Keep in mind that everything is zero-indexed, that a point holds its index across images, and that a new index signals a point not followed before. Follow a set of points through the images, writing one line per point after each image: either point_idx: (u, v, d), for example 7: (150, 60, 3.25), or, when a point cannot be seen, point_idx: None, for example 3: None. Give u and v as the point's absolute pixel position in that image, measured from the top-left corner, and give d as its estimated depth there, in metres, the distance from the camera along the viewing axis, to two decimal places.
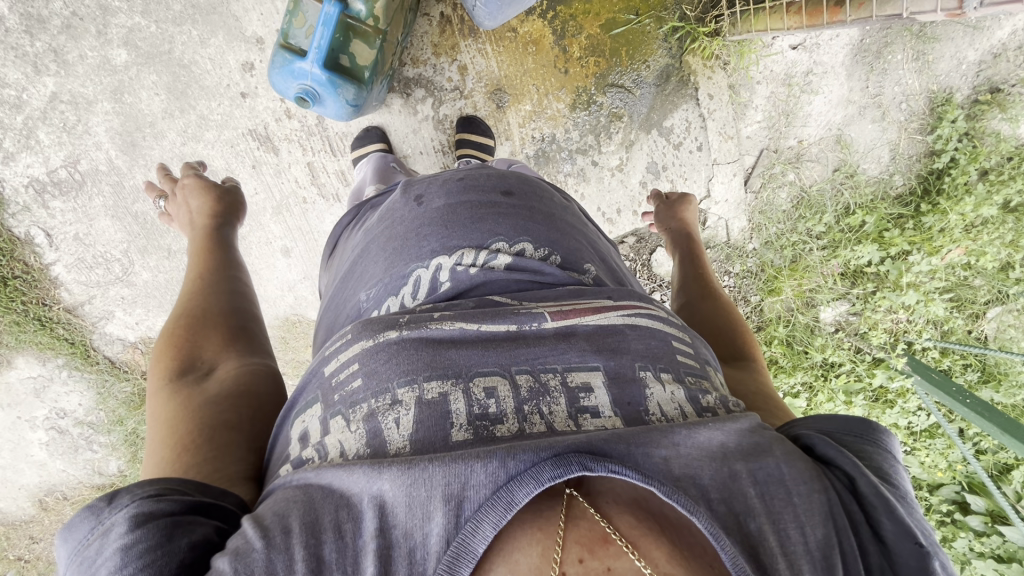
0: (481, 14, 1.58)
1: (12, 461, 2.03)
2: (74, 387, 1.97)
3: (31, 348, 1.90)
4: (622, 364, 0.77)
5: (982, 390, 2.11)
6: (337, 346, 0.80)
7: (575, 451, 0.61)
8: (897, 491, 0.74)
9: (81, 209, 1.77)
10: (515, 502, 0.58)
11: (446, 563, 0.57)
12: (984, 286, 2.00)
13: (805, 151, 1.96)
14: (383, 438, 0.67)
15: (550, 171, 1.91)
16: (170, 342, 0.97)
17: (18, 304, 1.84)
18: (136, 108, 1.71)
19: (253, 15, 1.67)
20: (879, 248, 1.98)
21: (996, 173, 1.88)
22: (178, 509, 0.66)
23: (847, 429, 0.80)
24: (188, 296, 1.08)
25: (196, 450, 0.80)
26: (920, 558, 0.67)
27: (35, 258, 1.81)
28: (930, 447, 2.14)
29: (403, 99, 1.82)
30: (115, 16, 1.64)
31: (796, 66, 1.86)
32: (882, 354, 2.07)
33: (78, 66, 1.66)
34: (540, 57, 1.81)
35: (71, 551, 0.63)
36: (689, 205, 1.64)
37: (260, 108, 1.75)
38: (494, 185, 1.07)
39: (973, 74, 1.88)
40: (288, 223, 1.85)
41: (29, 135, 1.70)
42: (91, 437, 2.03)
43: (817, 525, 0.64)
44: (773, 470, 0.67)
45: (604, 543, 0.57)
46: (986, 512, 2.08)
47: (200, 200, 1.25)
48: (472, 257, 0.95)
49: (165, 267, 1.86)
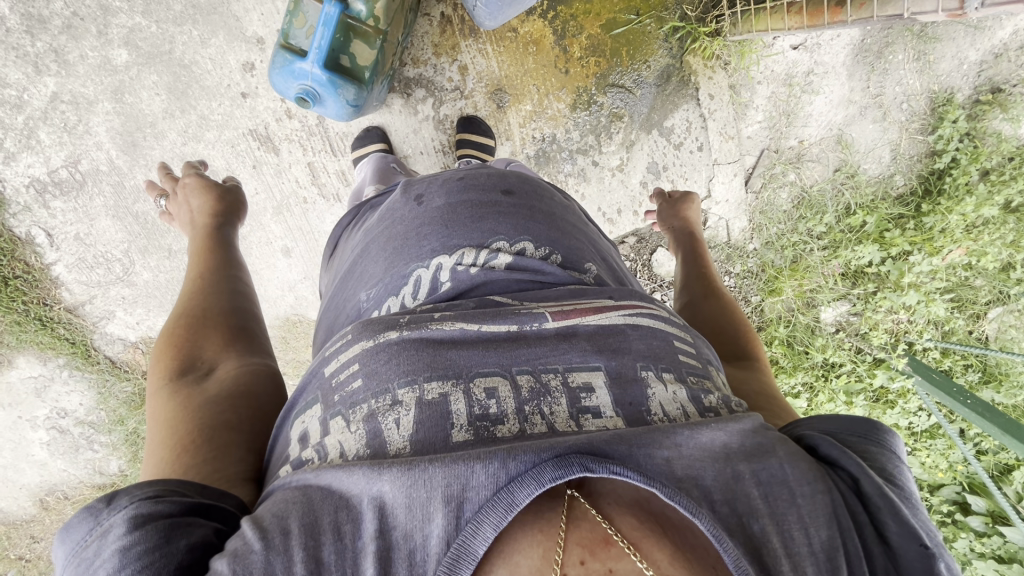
0: (481, 15, 1.57)
1: (13, 461, 2.03)
2: (74, 387, 1.97)
3: (31, 348, 1.90)
4: (623, 364, 0.77)
5: (983, 390, 2.10)
6: (337, 346, 0.80)
7: (576, 452, 0.61)
8: (902, 492, 0.74)
9: (82, 209, 1.77)
10: (515, 504, 0.58)
11: (446, 564, 0.57)
12: (985, 286, 2.00)
13: (806, 151, 1.96)
14: (384, 439, 0.67)
15: (550, 171, 1.91)
16: (170, 342, 0.97)
17: (19, 304, 1.84)
18: (136, 109, 1.71)
19: (253, 15, 1.67)
20: (880, 249, 1.98)
21: (997, 173, 1.88)
22: (177, 510, 0.66)
23: (850, 429, 0.80)
24: (188, 295, 1.08)
25: (195, 451, 0.80)
26: (925, 559, 0.67)
27: (36, 258, 1.81)
28: (930, 448, 2.14)
29: (403, 99, 1.82)
30: (116, 16, 1.64)
31: (797, 66, 1.86)
32: (882, 354, 2.07)
33: (79, 66, 1.66)
34: (541, 57, 1.81)
35: (69, 552, 0.63)
36: (692, 203, 1.63)
37: (260, 108, 1.75)
38: (494, 185, 1.07)
39: (974, 74, 1.88)
40: (288, 223, 1.85)
41: (30, 135, 1.70)
42: (92, 437, 2.03)
43: (820, 527, 0.64)
44: (776, 471, 0.67)
45: (605, 545, 0.57)
46: (987, 513, 2.08)
47: (201, 199, 1.25)
48: (473, 257, 0.95)
49: (165, 267, 1.86)
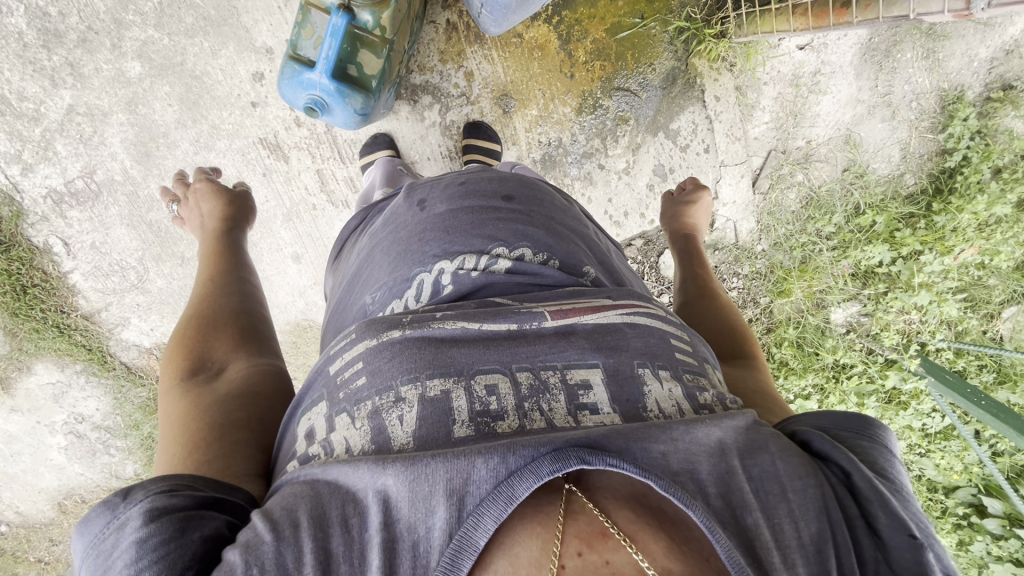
0: (487, 22, 1.60)
1: (33, 466, 2.07)
2: (92, 393, 2.01)
3: (50, 354, 1.94)
4: (621, 362, 0.78)
5: (998, 391, 2.08)
6: (342, 346, 0.81)
7: (574, 446, 0.62)
8: (893, 484, 0.73)
9: (98, 218, 1.81)
10: (515, 496, 0.59)
11: (448, 557, 0.58)
12: (999, 286, 1.99)
13: (814, 151, 1.94)
14: (388, 435, 0.68)
15: (556, 175, 1.92)
16: (183, 343, 1.00)
17: (38, 311, 1.88)
18: (149, 119, 1.75)
19: (262, 26, 1.71)
20: (890, 248, 1.96)
21: (1010, 171, 1.86)
22: (190, 504, 0.67)
23: (843, 425, 0.80)
24: (199, 298, 1.10)
25: (207, 447, 0.82)
26: (915, 551, 0.67)
27: (54, 267, 1.85)
28: (944, 450, 2.12)
29: (410, 106, 1.84)
30: (129, 29, 1.68)
31: (804, 66, 1.85)
32: (895, 355, 2.05)
33: (94, 79, 1.70)
34: (546, 62, 1.83)
35: (87, 544, 0.65)
36: (703, 196, 1.62)
37: (270, 117, 1.78)
38: (494, 190, 1.08)
39: (986, 71, 1.87)
40: (298, 230, 1.88)
41: (47, 147, 1.74)
42: (110, 441, 2.07)
43: (811, 520, 0.64)
44: (768, 466, 0.67)
45: (603, 537, 0.59)
46: (1004, 515, 2.05)
47: (211, 204, 1.28)
48: (474, 261, 0.96)
49: (178, 274, 1.89)
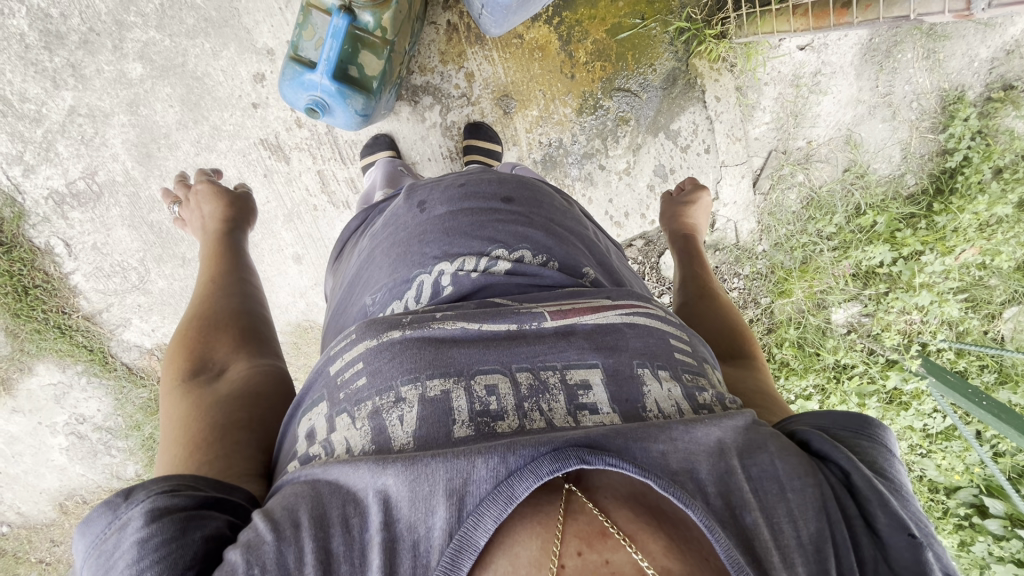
0: (487, 23, 1.60)
1: (34, 466, 2.07)
2: (93, 394, 2.01)
3: (51, 355, 1.94)
4: (620, 362, 0.78)
5: (1000, 391, 2.08)
6: (342, 346, 0.81)
7: (573, 445, 0.62)
8: (892, 484, 0.73)
9: (99, 219, 1.81)
10: (515, 496, 0.59)
11: (448, 557, 0.58)
12: (1000, 286, 1.99)
13: (815, 152, 1.94)
14: (389, 435, 0.68)
15: (557, 175, 1.92)
16: (184, 344, 1.00)
17: (39, 312, 1.89)
18: (151, 120, 1.75)
19: (264, 27, 1.71)
20: (891, 249, 1.96)
21: (1011, 171, 1.86)
22: (192, 504, 0.67)
23: (842, 425, 0.80)
24: (200, 299, 1.10)
25: (208, 447, 0.82)
26: (914, 550, 0.67)
27: (55, 268, 1.86)
28: (946, 450, 2.11)
29: (411, 107, 1.84)
30: (131, 30, 1.68)
31: (805, 67, 1.85)
32: (896, 355, 2.05)
33: (95, 80, 1.70)
34: (546, 63, 1.83)
35: (89, 544, 0.65)
36: (702, 196, 1.62)
37: (271, 118, 1.78)
38: (494, 191, 1.08)
39: (986, 71, 1.87)
40: (299, 230, 1.88)
41: (49, 148, 1.75)
42: (111, 442, 2.07)
43: (810, 520, 0.65)
44: (767, 466, 0.67)
45: (602, 537, 0.59)
46: (1005, 516, 2.05)
47: (212, 205, 1.28)
48: (474, 263, 0.96)
49: (179, 275, 1.89)
